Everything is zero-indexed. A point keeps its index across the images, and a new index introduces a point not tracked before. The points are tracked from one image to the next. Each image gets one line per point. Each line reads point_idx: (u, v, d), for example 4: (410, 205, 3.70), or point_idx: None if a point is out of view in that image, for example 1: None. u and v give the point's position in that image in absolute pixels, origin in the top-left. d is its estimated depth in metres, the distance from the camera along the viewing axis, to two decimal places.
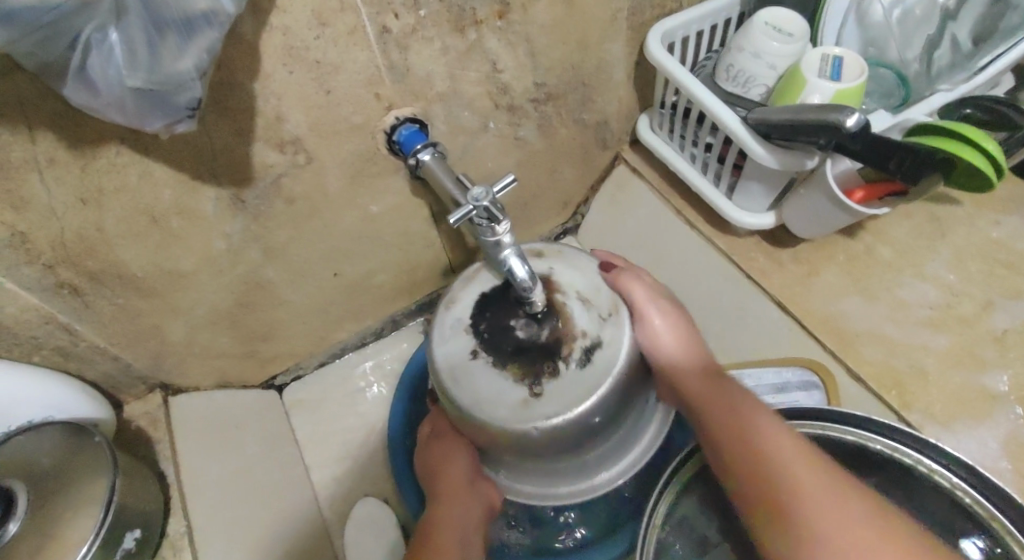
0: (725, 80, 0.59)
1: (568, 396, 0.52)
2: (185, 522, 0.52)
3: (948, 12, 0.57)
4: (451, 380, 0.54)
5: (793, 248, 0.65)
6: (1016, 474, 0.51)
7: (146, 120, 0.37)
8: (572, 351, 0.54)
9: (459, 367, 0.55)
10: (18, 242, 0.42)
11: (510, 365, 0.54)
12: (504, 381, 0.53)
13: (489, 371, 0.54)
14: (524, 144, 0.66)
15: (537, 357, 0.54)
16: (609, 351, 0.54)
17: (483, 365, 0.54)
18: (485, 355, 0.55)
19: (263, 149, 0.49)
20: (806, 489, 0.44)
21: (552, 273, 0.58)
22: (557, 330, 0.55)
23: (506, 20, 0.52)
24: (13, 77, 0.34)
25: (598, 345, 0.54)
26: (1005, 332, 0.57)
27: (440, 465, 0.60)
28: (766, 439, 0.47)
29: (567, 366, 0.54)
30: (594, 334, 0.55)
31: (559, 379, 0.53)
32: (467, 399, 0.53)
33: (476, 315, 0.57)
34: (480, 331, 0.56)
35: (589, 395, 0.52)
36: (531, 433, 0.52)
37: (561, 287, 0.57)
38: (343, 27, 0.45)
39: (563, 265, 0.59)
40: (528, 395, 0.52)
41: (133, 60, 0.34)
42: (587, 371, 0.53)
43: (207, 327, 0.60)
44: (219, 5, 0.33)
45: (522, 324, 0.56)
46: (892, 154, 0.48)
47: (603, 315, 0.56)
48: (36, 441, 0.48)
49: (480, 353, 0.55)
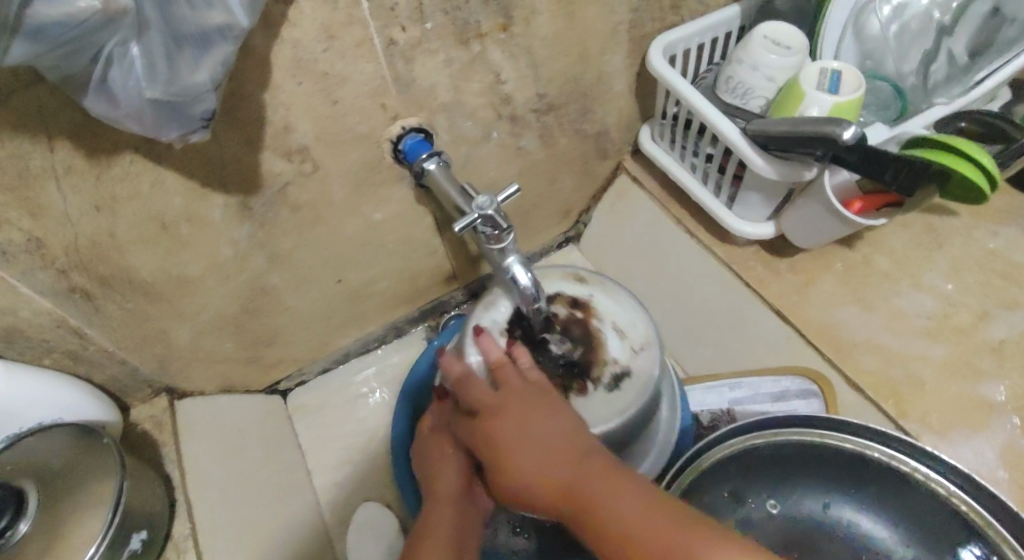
0: (724, 91, 0.60)
1: (593, 415, 0.54)
2: (190, 523, 0.53)
3: (943, 26, 0.58)
4: None
5: (792, 257, 0.66)
6: (1013, 483, 0.52)
7: (162, 129, 0.38)
8: (603, 375, 0.56)
9: None
10: (33, 247, 0.43)
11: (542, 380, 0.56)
12: None
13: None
14: (526, 153, 0.67)
15: (567, 374, 0.57)
16: (637, 382, 0.55)
17: None
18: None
19: (272, 158, 0.50)
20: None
21: (593, 300, 0.60)
22: (589, 354, 0.57)
23: (510, 33, 0.54)
24: (34, 88, 0.36)
25: (627, 374, 0.56)
26: (1002, 342, 0.58)
27: (436, 471, 0.57)
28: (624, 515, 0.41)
29: (596, 388, 0.55)
30: (625, 364, 0.56)
31: (588, 399, 0.55)
32: None
33: (512, 322, 0.59)
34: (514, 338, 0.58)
35: (614, 417, 0.53)
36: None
37: (599, 317, 0.59)
38: (351, 40, 0.46)
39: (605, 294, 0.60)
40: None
41: (152, 72, 0.35)
42: (616, 395, 0.55)
43: (213, 331, 0.61)
44: (235, 20, 0.35)
45: (557, 340, 0.59)
46: (888, 167, 0.48)
47: (637, 346, 0.57)
48: (47, 442, 0.49)
49: None
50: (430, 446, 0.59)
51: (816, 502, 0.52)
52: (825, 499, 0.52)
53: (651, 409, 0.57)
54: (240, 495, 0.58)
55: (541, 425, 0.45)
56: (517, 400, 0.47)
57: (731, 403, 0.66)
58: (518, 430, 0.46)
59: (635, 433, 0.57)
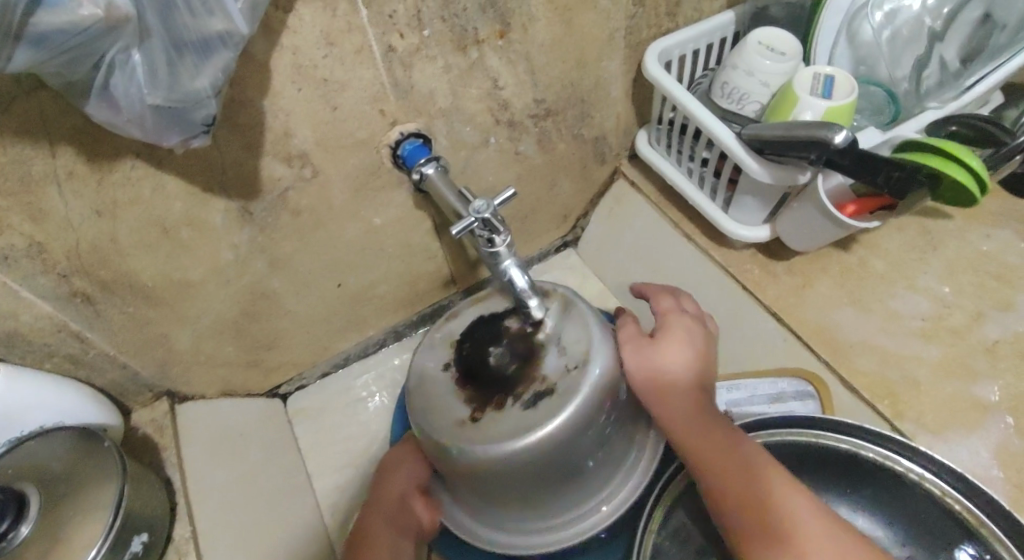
0: (719, 97, 0.61)
1: (499, 431, 0.49)
2: (191, 527, 0.53)
3: (936, 32, 0.59)
4: (415, 387, 0.55)
5: (788, 260, 0.66)
6: (1008, 482, 0.52)
7: (165, 135, 0.39)
8: (525, 392, 0.51)
9: (426, 376, 0.55)
10: (35, 252, 0.44)
11: (465, 391, 0.53)
12: (454, 396, 0.53)
13: (448, 388, 0.53)
14: (524, 158, 0.68)
15: (493, 389, 0.52)
16: (556, 401, 0.49)
17: (447, 378, 0.54)
18: (453, 370, 0.54)
19: (272, 163, 0.51)
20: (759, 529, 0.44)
21: (547, 313, 0.55)
22: (523, 369, 0.52)
23: (507, 39, 0.54)
24: (37, 94, 0.36)
25: (551, 393, 0.50)
26: (997, 342, 0.59)
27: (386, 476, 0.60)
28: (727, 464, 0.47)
29: (514, 404, 0.50)
30: (552, 381, 0.51)
31: (503, 414, 0.50)
32: (419, 407, 0.53)
33: (465, 333, 0.57)
34: (462, 351, 0.55)
35: (520, 435, 0.48)
36: (452, 452, 0.50)
37: (548, 330, 0.54)
38: (350, 47, 0.47)
39: (562, 310, 0.55)
40: (467, 419, 0.51)
41: (154, 79, 0.35)
42: (530, 413, 0.49)
43: (213, 336, 0.61)
44: (235, 27, 0.35)
45: (499, 353, 0.54)
46: (880, 169, 0.49)
47: (572, 364, 0.51)
48: (49, 445, 0.49)
49: (450, 366, 0.55)
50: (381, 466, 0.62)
51: None
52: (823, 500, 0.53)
53: (576, 437, 0.49)
54: (242, 499, 0.59)
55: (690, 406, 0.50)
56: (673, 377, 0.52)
57: (729, 404, 0.63)
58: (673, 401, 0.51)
59: (564, 455, 0.50)
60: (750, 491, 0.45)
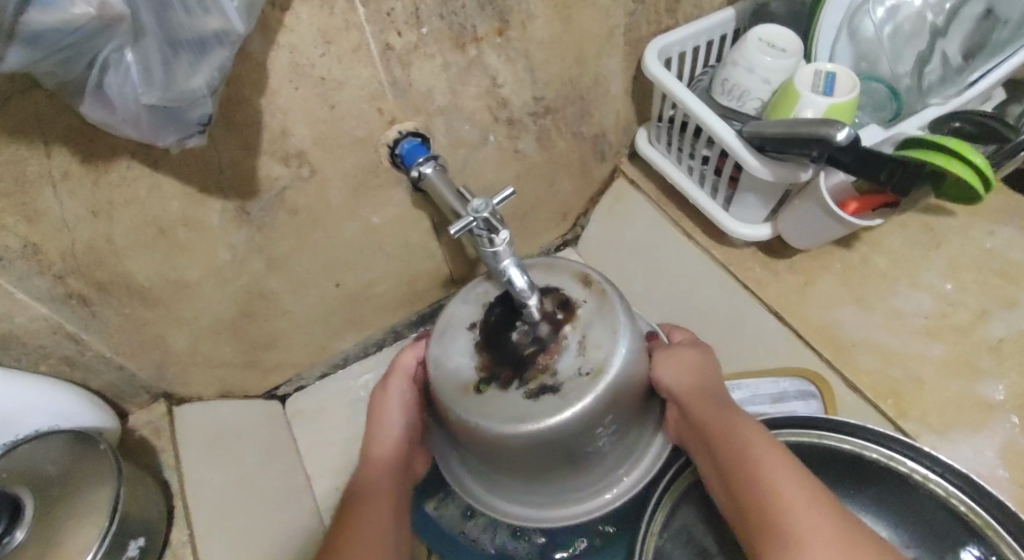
0: (720, 93, 0.60)
1: (496, 412, 0.48)
2: (187, 530, 0.54)
3: (937, 28, 0.58)
4: (438, 332, 0.54)
5: (789, 258, 0.66)
6: (1013, 482, 0.52)
7: (159, 135, 0.38)
8: (532, 381, 0.50)
9: (453, 327, 0.54)
10: (30, 253, 0.43)
11: (480, 357, 0.52)
12: (469, 360, 0.52)
13: (467, 347, 0.53)
14: (524, 157, 0.67)
15: (505, 364, 0.51)
16: (558, 399, 0.48)
17: (468, 338, 0.53)
18: (476, 331, 0.54)
19: (269, 163, 0.50)
20: (782, 503, 0.43)
21: (583, 307, 0.52)
22: (539, 353, 0.51)
23: (505, 37, 0.54)
24: (32, 94, 0.36)
25: (555, 389, 0.48)
26: (1001, 341, 0.58)
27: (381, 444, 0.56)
28: (748, 450, 0.47)
29: (517, 388, 0.49)
30: (560, 379, 0.49)
31: (504, 394, 0.49)
32: (433, 353, 0.53)
33: (499, 299, 0.55)
34: (492, 314, 0.54)
35: (515, 422, 0.47)
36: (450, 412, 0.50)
37: (576, 325, 0.52)
38: (348, 45, 0.46)
39: (597, 304, 0.52)
40: (472, 387, 0.50)
41: (149, 79, 0.35)
42: (530, 404, 0.48)
43: (210, 337, 0.60)
44: (231, 25, 0.35)
45: (523, 330, 0.52)
46: (884, 167, 0.49)
47: (585, 369, 0.49)
48: (41, 449, 0.49)
49: (475, 327, 0.54)
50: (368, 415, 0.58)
51: None
52: None
53: (571, 435, 0.48)
54: (242, 501, 0.58)
55: (708, 404, 0.51)
56: (690, 380, 0.53)
57: None
58: (693, 399, 0.52)
59: (566, 443, 0.49)
60: (768, 474, 0.45)
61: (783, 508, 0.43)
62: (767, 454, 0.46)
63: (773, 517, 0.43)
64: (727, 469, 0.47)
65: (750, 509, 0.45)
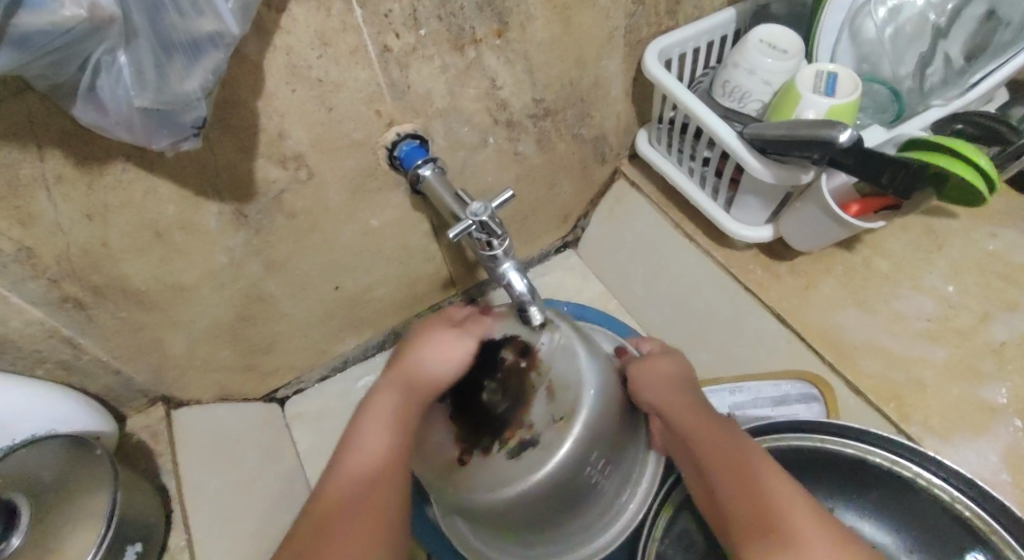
0: (721, 95, 0.60)
1: (485, 480, 0.50)
2: (186, 535, 0.53)
3: (940, 29, 0.57)
4: None
5: (790, 260, 0.65)
6: (1015, 486, 0.52)
7: (153, 138, 0.38)
8: (510, 438, 0.50)
9: None
10: (25, 257, 0.43)
11: (455, 427, 0.52)
12: (445, 433, 0.52)
13: (441, 423, 0.53)
14: (523, 159, 0.67)
15: (483, 428, 0.51)
16: (539, 454, 0.49)
17: (440, 413, 0.53)
18: (447, 401, 0.53)
19: (267, 165, 0.50)
20: (772, 506, 0.42)
21: (541, 349, 0.52)
22: (512, 410, 0.51)
23: (504, 38, 0.53)
24: (25, 97, 0.35)
25: (535, 443, 0.49)
26: (1003, 344, 0.58)
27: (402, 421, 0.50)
28: (733, 453, 0.46)
29: (498, 450, 0.50)
30: (537, 431, 0.50)
31: (487, 460, 0.50)
32: None
33: None
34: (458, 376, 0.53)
35: (503, 488, 0.49)
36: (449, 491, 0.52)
37: (541, 370, 0.52)
38: (345, 47, 0.46)
39: (556, 344, 0.53)
40: (455, 461, 0.51)
41: (141, 82, 0.35)
42: (513, 465, 0.49)
43: (208, 340, 0.60)
44: (225, 27, 0.34)
45: (492, 387, 0.52)
46: (886, 169, 0.48)
47: (556, 415, 0.50)
48: (38, 454, 0.48)
49: (445, 397, 0.53)
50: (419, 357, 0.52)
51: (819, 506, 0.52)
52: (829, 504, 0.52)
53: (559, 486, 0.50)
54: (239, 505, 0.58)
55: (690, 410, 0.51)
56: (671, 392, 0.53)
57: (733, 408, 0.62)
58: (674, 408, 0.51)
59: (556, 493, 0.50)
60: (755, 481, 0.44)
61: (772, 511, 0.42)
62: (752, 457, 0.46)
63: (758, 518, 0.42)
64: (709, 473, 0.46)
65: (734, 514, 0.44)
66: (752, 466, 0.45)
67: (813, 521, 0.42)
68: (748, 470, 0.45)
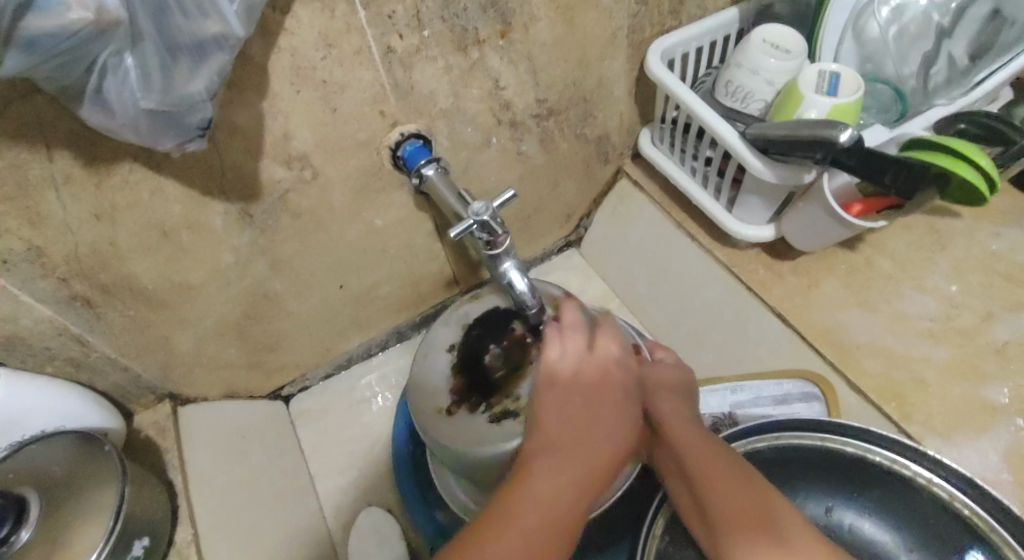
0: (723, 95, 0.60)
1: (463, 435, 0.54)
2: (192, 529, 0.53)
3: (943, 29, 0.57)
4: (419, 353, 0.59)
5: (793, 260, 0.65)
6: (1017, 485, 0.52)
7: (159, 139, 0.39)
8: (496, 405, 0.55)
9: (432, 349, 0.59)
10: (34, 256, 0.44)
11: (456, 379, 0.57)
12: (445, 382, 0.57)
13: (444, 370, 0.58)
14: (527, 158, 0.67)
15: (476, 389, 0.56)
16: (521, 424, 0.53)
17: (445, 361, 0.58)
18: (455, 355, 0.58)
19: (271, 166, 0.50)
20: (774, 519, 0.43)
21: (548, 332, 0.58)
22: (507, 380, 0.56)
23: (508, 39, 0.54)
24: (33, 98, 0.36)
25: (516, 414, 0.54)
26: (1006, 344, 0.58)
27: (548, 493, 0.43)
28: (724, 464, 0.47)
29: (483, 413, 0.55)
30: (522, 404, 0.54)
31: (471, 418, 0.55)
32: (413, 376, 0.59)
33: (477, 322, 0.59)
34: (469, 336, 0.58)
35: (477, 445, 0.53)
36: (425, 432, 0.56)
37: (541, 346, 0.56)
38: (349, 48, 0.46)
39: None
40: (444, 409, 0.56)
41: (147, 83, 0.35)
42: (493, 428, 0.53)
43: (214, 338, 0.61)
44: (229, 29, 0.35)
45: (496, 353, 0.58)
46: (888, 169, 0.48)
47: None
48: (50, 450, 0.49)
49: (454, 350, 0.58)
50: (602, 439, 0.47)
51: (819, 506, 0.52)
52: (827, 504, 0.52)
53: None
54: (244, 502, 0.59)
55: (680, 419, 0.51)
56: (666, 399, 0.52)
57: (733, 407, 0.64)
58: (665, 416, 0.51)
59: None
60: (750, 495, 0.44)
61: (769, 522, 0.43)
62: (743, 469, 0.46)
63: (757, 527, 0.43)
64: (697, 482, 0.46)
65: (724, 525, 0.44)
66: (743, 477, 0.46)
67: (815, 539, 0.42)
68: (740, 481, 0.45)
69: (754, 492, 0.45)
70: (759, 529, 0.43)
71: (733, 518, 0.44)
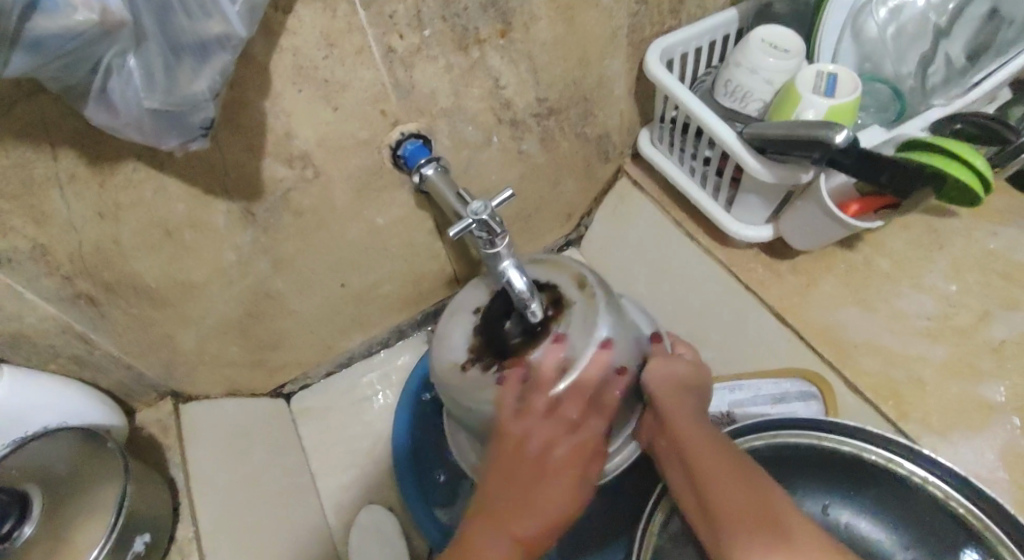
0: (722, 95, 0.61)
1: (467, 391, 0.54)
2: (193, 526, 0.53)
3: (941, 28, 0.58)
4: (447, 312, 0.60)
5: (792, 260, 0.66)
6: (1013, 483, 0.52)
7: (162, 138, 0.39)
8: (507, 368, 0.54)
9: (460, 310, 0.59)
10: (38, 254, 0.44)
11: (476, 339, 0.57)
12: (464, 340, 0.57)
13: (467, 328, 0.58)
14: (528, 157, 0.67)
15: (494, 350, 0.56)
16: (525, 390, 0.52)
17: (469, 321, 0.58)
18: (479, 317, 0.58)
19: (274, 165, 0.51)
20: (775, 519, 0.43)
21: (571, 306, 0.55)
22: (523, 346, 0.55)
23: (508, 39, 0.54)
24: (38, 98, 0.36)
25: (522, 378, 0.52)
26: (1003, 342, 0.58)
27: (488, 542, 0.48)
28: (728, 463, 0.47)
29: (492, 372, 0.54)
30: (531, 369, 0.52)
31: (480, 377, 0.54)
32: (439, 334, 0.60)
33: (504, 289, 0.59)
34: (497, 302, 0.58)
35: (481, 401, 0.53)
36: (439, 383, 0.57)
37: (561, 323, 0.54)
38: (351, 48, 0.47)
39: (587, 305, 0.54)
40: (459, 364, 0.56)
41: (151, 83, 0.35)
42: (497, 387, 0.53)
43: (217, 336, 0.61)
44: (232, 30, 0.35)
45: (517, 321, 0.56)
46: (883, 168, 0.48)
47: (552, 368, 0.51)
48: (53, 447, 0.50)
49: (478, 313, 0.58)
50: (550, 486, 0.50)
51: (816, 504, 0.53)
52: (824, 502, 0.53)
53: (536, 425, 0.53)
54: (245, 500, 0.59)
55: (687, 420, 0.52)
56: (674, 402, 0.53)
57: (732, 405, 0.63)
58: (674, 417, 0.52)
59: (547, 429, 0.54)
60: (752, 495, 0.45)
61: (769, 521, 0.43)
62: (748, 469, 0.47)
63: (757, 525, 0.43)
64: (701, 479, 0.47)
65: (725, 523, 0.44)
66: (747, 477, 0.46)
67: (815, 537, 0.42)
68: (744, 480, 0.46)
69: (756, 491, 0.45)
70: (759, 528, 0.43)
71: (734, 516, 0.44)
